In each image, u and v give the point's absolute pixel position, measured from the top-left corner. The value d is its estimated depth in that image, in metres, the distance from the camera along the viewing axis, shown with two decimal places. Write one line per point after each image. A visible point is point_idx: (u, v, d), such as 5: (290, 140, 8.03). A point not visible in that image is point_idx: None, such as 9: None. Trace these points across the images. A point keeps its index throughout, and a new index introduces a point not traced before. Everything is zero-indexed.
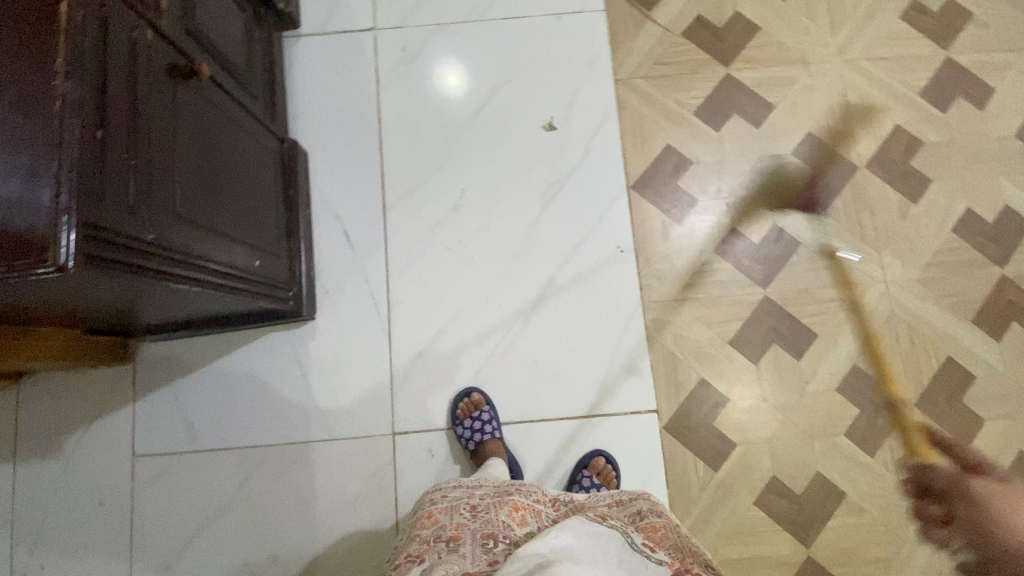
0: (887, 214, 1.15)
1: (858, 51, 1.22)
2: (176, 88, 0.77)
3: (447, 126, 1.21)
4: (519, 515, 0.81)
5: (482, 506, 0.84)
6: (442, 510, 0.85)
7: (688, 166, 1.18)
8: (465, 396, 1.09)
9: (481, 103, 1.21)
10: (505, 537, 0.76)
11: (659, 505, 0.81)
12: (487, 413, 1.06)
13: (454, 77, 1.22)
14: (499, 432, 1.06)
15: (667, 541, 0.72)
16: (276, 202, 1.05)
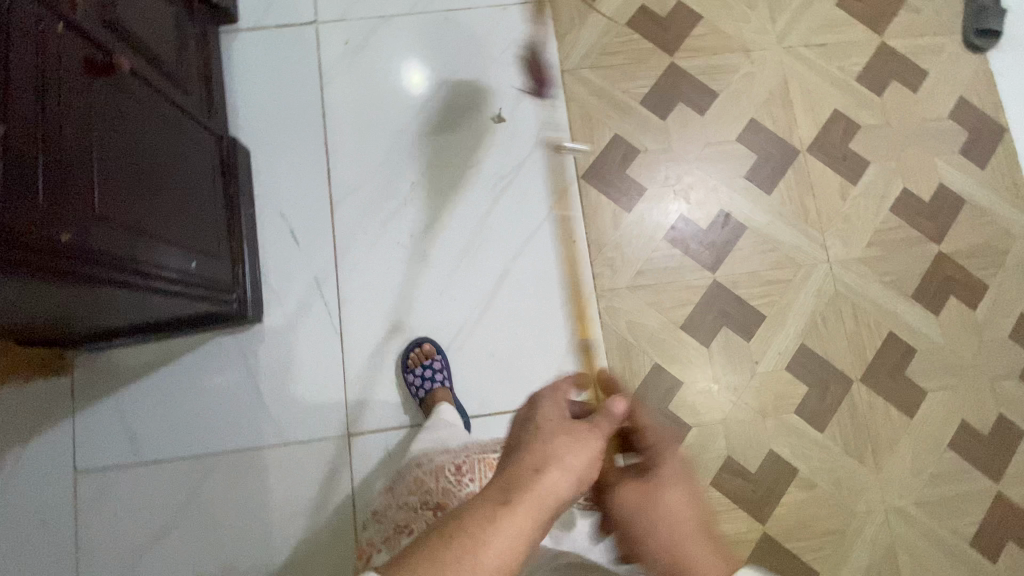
0: (829, 196, 1.18)
1: (796, 39, 1.25)
2: (93, 82, 0.74)
3: (403, 123, 1.19)
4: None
5: (467, 467, 0.85)
6: (428, 473, 0.85)
7: (637, 154, 1.19)
8: (415, 346, 1.09)
9: (435, 99, 1.20)
10: None
11: None
12: (437, 360, 1.07)
13: (418, 75, 1.20)
14: (449, 382, 1.07)
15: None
16: (217, 201, 1.02)
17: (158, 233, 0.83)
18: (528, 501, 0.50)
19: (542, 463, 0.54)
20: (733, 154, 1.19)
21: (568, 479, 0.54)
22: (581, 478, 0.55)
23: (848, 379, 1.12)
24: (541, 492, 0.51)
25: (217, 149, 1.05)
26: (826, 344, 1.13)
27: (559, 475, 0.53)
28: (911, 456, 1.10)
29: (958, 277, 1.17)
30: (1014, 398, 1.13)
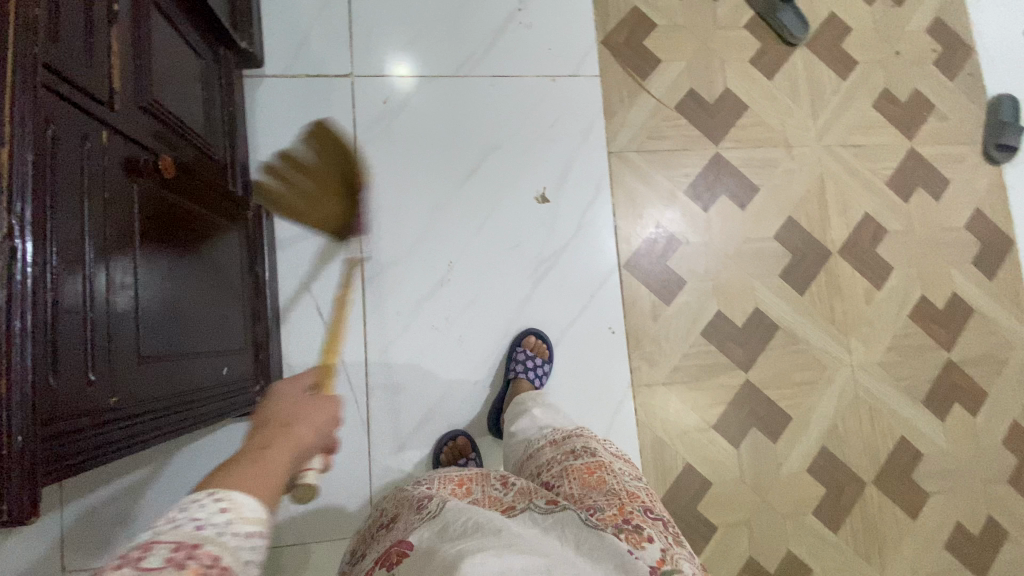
0: (855, 299, 1.22)
1: (834, 137, 1.26)
2: (136, 190, 0.63)
3: (422, 157, 1.13)
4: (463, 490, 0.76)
5: (424, 483, 0.79)
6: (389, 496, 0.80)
7: (679, 245, 1.18)
8: (450, 440, 1.06)
9: (433, 118, 1.13)
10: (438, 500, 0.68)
11: (591, 441, 0.83)
12: (548, 363, 1.08)
13: (404, 66, 1.13)
14: (540, 384, 1.06)
15: (603, 486, 0.72)
16: (241, 288, 0.92)
17: (191, 347, 0.73)
18: (279, 446, 0.54)
19: (291, 418, 0.59)
20: (770, 252, 1.20)
21: (314, 431, 0.59)
22: (321, 430, 0.60)
23: (862, 481, 1.16)
24: (293, 439, 0.56)
25: (241, 227, 0.95)
26: (844, 447, 1.17)
27: (306, 430, 0.59)
28: (913, 555, 1.16)
29: (963, 384, 1.24)
30: (1002, 501, 1.21)
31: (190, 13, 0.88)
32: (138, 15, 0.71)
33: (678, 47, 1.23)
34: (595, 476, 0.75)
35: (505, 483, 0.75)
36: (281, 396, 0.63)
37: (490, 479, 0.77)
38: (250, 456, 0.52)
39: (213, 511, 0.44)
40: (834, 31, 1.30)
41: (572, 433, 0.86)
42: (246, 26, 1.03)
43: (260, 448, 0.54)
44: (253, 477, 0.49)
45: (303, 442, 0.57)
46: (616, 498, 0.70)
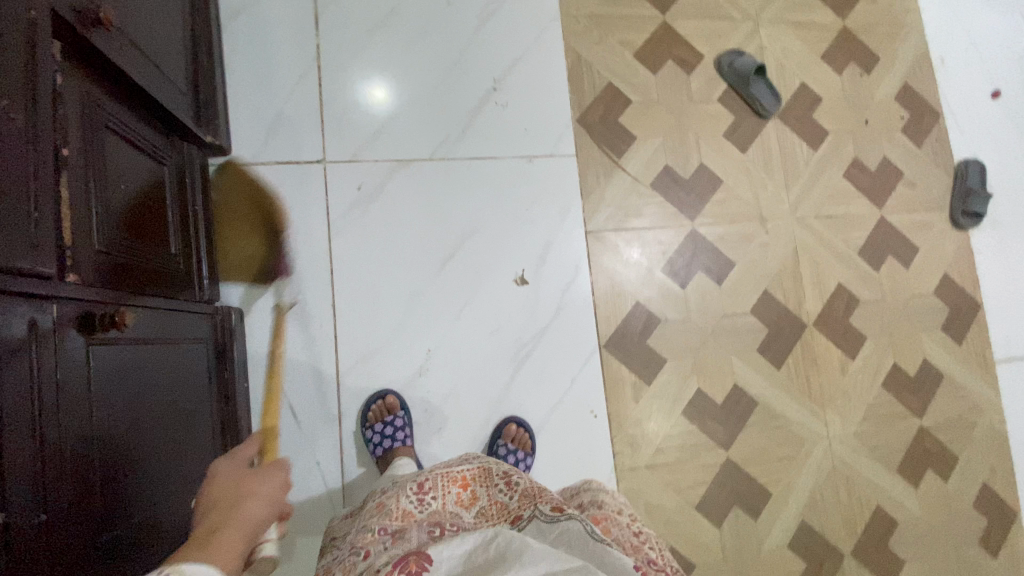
0: (831, 370, 1.23)
1: (807, 209, 1.28)
2: (91, 350, 0.60)
3: (397, 242, 1.11)
4: (468, 497, 0.78)
5: (428, 487, 0.76)
6: (389, 497, 0.76)
7: (658, 323, 1.18)
8: None
9: (409, 202, 1.12)
10: (452, 524, 0.70)
11: (599, 494, 0.85)
12: (530, 457, 1.07)
13: (381, 90, 1.13)
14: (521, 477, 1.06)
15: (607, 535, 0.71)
16: (210, 403, 0.88)
17: (155, 492, 0.70)
18: (229, 530, 0.57)
19: (239, 498, 0.61)
20: (747, 327, 1.21)
21: (263, 505, 0.62)
22: (273, 498, 0.64)
23: (840, 554, 1.18)
24: (242, 518, 0.59)
25: (209, 337, 0.91)
26: (823, 520, 1.18)
27: (256, 504, 0.61)
28: None
29: (935, 450, 1.26)
30: (975, 565, 1.24)
31: (151, 122, 0.84)
32: (96, 150, 0.68)
33: (652, 123, 1.23)
34: (603, 520, 0.75)
35: (509, 486, 0.77)
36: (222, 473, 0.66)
37: (492, 479, 0.79)
38: (212, 534, 0.56)
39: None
40: (805, 102, 1.32)
41: (581, 487, 0.89)
42: (212, 118, 0.99)
43: (207, 535, 0.55)
44: (208, 552, 0.52)
45: (251, 522, 0.59)
46: (625, 542, 0.71)
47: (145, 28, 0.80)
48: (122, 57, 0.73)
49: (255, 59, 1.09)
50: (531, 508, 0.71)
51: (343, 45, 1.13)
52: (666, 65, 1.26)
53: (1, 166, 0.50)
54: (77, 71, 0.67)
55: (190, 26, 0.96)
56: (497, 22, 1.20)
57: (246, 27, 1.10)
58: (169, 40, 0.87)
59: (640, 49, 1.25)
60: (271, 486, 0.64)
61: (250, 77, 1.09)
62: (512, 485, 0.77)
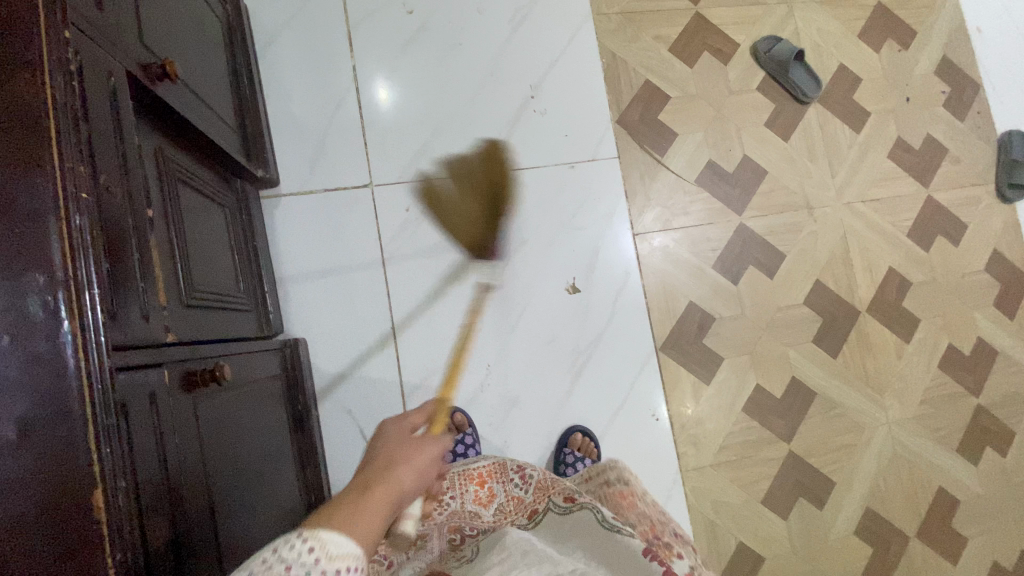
0: (886, 356, 1.23)
1: (854, 193, 1.26)
2: (196, 407, 0.61)
3: (449, 261, 1.11)
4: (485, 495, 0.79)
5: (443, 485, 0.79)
6: None
7: (712, 322, 1.17)
8: None
9: None
10: (471, 527, 0.73)
11: (623, 466, 0.76)
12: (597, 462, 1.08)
13: (385, 91, 1.12)
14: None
15: (635, 512, 0.69)
16: (290, 436, 0.90)
17: (258, 531, 0.72)
18: (381, 490, 0.50)
19: (393, 460, 0.54)
20: (802, 318, 1.20)
21: (414, 476, 0.54)
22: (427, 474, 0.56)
23: (905, 536, 1.19)
24: (394, 486, 0.51)
25: (281, 372, 0.92)
26: (887, 505, 1.19)
27: (405, 473, 0.53)
28: None
29: (993, 426, 1.26)
30: None
31: (209, 164, 0.84)
32: (172, 202, 0.68)
33: (692, 118, 1.21)
34: (629, 500, 0.70)
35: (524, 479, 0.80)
36: (388, 436, 0.59)
37: (507, 473, 0.82)
38: (357, 497, 0.49)
39: (303, 553, 0.42)
40: (844, 84, 1.29)
41: (603, 460, 0.80)
42: (260, 152, 0.99)
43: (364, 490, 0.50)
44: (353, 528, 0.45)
45: (402, 491, 0.52)
46: (647, 520, 0.68)
47: (194, 71, 0.78)
48: (184, 105, 0.72)
49: (293, 86, 1.09)
50: (546, 500, 0.71)
51: (353, 51, 1.11)
52: (702, 57, 1.24)
53: (108, 239, 0.50)
54: (148, 125, 0.66)
55: (229, 60, 0.95)
56: (530, 27, 1.18)
57: (281, 53, 1.09)
58: (214, 78, 0.86)
59: (674, 42, 1.23)
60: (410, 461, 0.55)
61: (290, 105, 1.08)
62: (528, 479, 0.79)
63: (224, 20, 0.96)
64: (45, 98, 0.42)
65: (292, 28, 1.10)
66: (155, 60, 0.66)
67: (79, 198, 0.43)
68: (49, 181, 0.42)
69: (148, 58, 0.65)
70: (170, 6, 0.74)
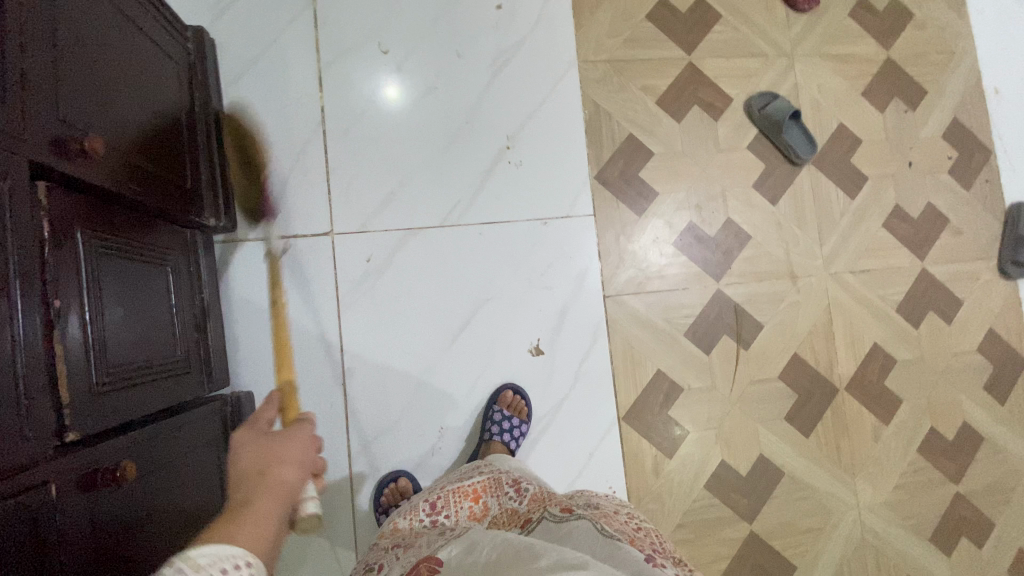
0: (862, 437, 1.17)
1: (842, 263, 1.20)
2: (94, 510, 0.59)
3: (411, 314, 1.07)
4: (479, 508, 0.86)
5: (441, 498, 0.87)
6: (404, 516, 0.86)
7: (681, 393, 1.12)
8: (391, 482, 1.03)
9: (422, 271, 1.08)
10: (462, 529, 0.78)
11: (597, 496, 0.89)
12: (525, 424, 1.05)
13: (394, 88, 1.09)
14: (515, 445, 1.04)
15: (616, 524, 0.76)
16: (225, 500, 0.88)
17: None
18: (265, 497, 0.56)
19: (264, 465, 0.59)
20: (775, 393, 1.15)
21: (295, 471, 0.60)
22: (303, 465, 0.62)
23: None
24: (277, 488, 0.58)
25: (221, 434, 0.90)
26: None
27: (284, 471, 0.60)
28: None
29: (971, 516, 1.20)
30: None
31: (152, 224, 0.81)
32: (91, 282, 0.65)
33: (675, 176, 1.16)
34: (610, 515, 0.79)
35: (516, 492, 0.86)
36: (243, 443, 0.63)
37: (502, 488, 0.88)
38: (240, 513, 0.54)
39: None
40: (842, 145, 1.22)
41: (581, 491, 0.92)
42: (215, 199, 0.95)
43: (247, 500, 0.55)
44: (238, 532, 0.51)
45: (285, 485, 0.58)
46: (628, 533, 0.74)
47: (138, 132, 0.75)
48: (116, 176, 0.69)
49: (261, 125, 1.05)
50: (541, 511, 0.80)
51: (342, 69, 1.07)
52: (691, 111, 1.18)
53: None
54: (71, 202, 0.63)
55: (189, 103, 0.91)
56: (510, 73, 1.12)
57: (249, 90, 1.04)
58: (165, 130, 0.82)
59: (663, 94, 1.17)
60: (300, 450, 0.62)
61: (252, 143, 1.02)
62: (521, 492, 0.86)
63: (185, 61, 0.92)
64: None
65: (261, 63, 1.05)
66: (77, 132, 0.62)
67: None
68: None
69: (69, 133, 0.61)
70: (109, 67, 0.69)
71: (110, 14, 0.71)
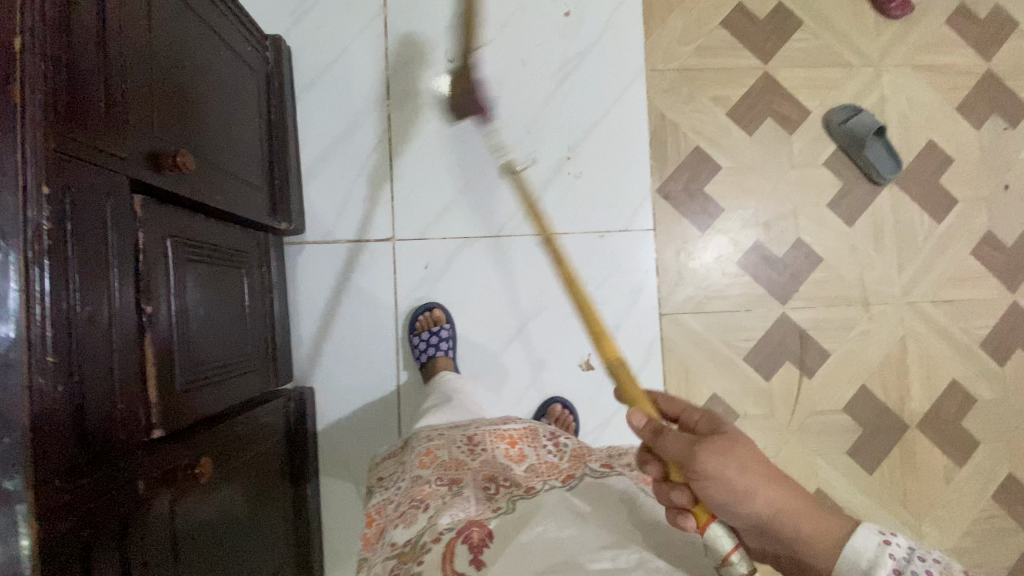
0: (931, 477, 1.10)
1: (921, 292, 1.12)
2: (176, 503, 0.64)
3: (462, 322, 1.08)
4: (516, 452, 0.78)
5: (478, 437, 0.80)
6: (438, 447, 0.79)
7: (736, 418, 1.09)
8: None
9: (476, 280, 1.09)
10: (506, 477, 0.73)
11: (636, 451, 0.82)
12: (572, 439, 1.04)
13: (449, 87, 1.09)
14: None
15: None
16: (285, 490, 0.94)
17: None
18: None
19: None
20: (838, 426, 1.09)
21: None
22: None
23: None
24: None
25: (284, 428, 0.95)
26: None
27: None
28: None
29: None
30: None
31: (231, 228, 0.85)
32: (178, 287, 0.69)
33: (743, 192, 1.11)
34: None
35: (555, 447, 0.79)
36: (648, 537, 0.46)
37: (539, 439, 0.81)
38: None
39: None
40: (930, 164, 1.13)
41: None
42: (287, 204, 0.99)
43: None
44: None
45: None
46: None
47: (221, 142, 0.78)
48: (200, 188, 0.72)
49: (329, 130, 1.07)
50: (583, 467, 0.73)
51: (413, 73, 1.08)
52: (764, 124, 1.12)
53: (84, 373, 0.51)
54: (165, 213, 0.67)
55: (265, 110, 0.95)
56: (575, 82, 1.10)
57: (322, 98, 1.07)
58: (244, 137, 0.86)
59: (735, 107, 1.12)
60: (768, 490, 0.53)
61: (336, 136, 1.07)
62: (561, 447, 0.79)
63: (263, 69, 0.96)
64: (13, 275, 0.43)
65: (334, 69, 1.07)
66: (169, 147, 0.65)
67: (41, 366, 0.45)
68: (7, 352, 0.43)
69: (161, 147, 0.64)
70: (198, 82, 0.73)
71: (198, 28, 0.73)
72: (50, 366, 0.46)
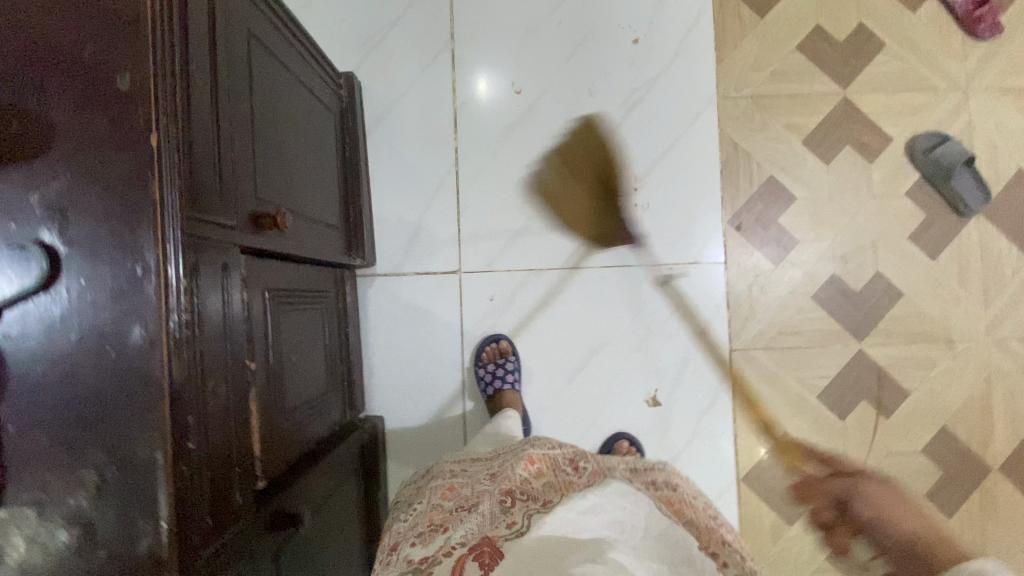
0: (1015, 523, 1.05)
1: (1009, 330, 1.06)
2: (279, 550, 0.65)
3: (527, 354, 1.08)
4: (535, 466, 0.67)
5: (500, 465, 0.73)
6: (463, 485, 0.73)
7: (809, 457, 1.06)
8: None
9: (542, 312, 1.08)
10: (524, 492, 0.63)
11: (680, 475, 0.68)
12: None
13: (485, 82, 1.08)
14: None
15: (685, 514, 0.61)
16: (359, 519, 0.96)
17: None
18: None
19: None
20: (916, 468, 1.05)
21: None
22: None
23: None
24: None
25: (361, 459, 0.96)
26: None
27: None
28: None
29: None
30: None
31: (313, 268, 0.86)
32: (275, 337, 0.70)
33: (819, 224, 1.07)
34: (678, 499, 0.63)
35: (577, 468, 0.67)
36: None
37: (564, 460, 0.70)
38: None
39: None
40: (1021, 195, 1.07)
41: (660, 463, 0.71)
42: (360, 240, 1.00)
43: None
44: None
45: None
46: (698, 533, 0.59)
47: (307, 189, 0.79)
48: (292, 243, 0.73)
49: (397, 163, 1.07)
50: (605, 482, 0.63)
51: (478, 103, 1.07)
52: (843, 153, 1.07)
53: (214, 443, 0.52)
54: (262, 267, 0.68)
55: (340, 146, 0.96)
56: (644, 111, 1.08)
57: (391, 130, 1.07)
58: (325, 179, 0.87)
59: (812, 135, 1.08)
60: None
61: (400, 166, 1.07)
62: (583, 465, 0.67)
63: (338, 106, 0.97)
64: (161, 362, 0.44)
65: (402, 101, 1.07)
66: (269, 208, 0.66)
67: (183, 448, 0.46)
68: (156, 436, 0.44)
69: (262, 209, 0.64)
70: (289, 135, 0.73)
71: (288, 80, 0.74)
72: (191, 450, 0.47)
